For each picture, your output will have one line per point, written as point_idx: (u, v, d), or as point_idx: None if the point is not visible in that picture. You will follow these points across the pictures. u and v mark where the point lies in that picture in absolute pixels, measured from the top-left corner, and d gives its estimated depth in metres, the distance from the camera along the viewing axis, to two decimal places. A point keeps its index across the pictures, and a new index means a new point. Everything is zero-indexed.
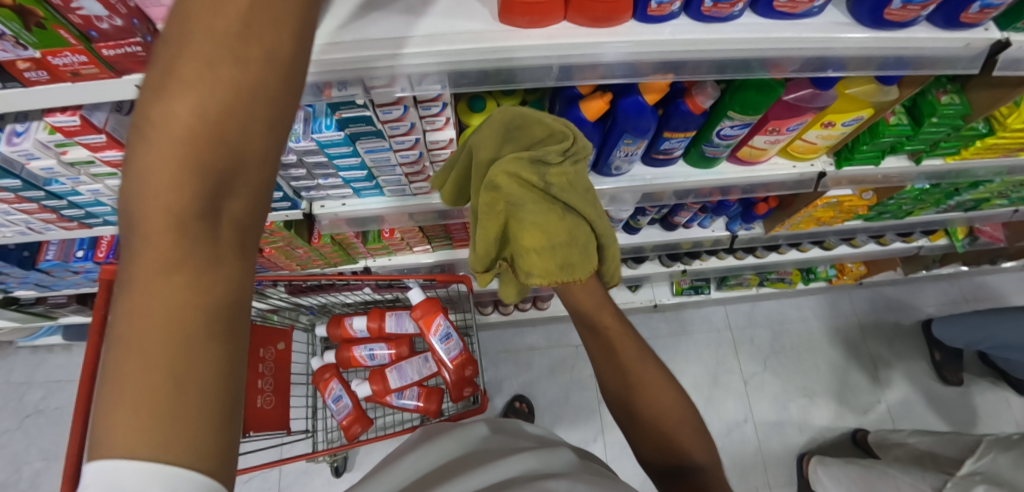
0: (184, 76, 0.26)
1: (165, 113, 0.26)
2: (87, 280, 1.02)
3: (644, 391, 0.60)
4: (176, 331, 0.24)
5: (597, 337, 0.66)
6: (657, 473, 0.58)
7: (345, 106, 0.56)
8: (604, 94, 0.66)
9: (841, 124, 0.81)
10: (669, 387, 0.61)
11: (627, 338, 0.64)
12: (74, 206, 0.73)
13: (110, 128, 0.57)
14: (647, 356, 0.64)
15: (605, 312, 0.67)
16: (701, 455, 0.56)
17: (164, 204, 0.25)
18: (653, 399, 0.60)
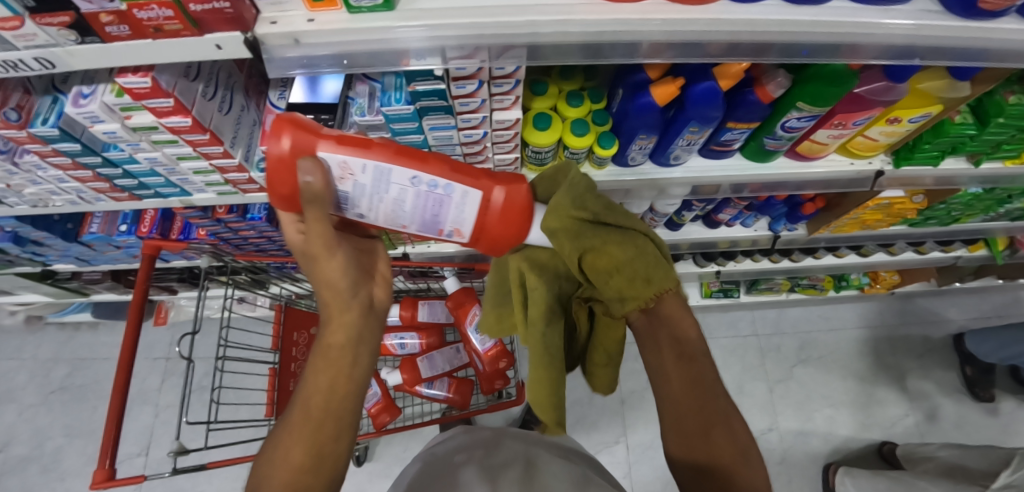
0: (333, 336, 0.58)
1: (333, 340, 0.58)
2: (126, 256, 1.02)
3: (723, 440, 0.50)
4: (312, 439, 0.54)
5: (678, 390, 0.53)
6: None
7: (420, 77, 0.54)
8: (675, 79, 0.64)
9: (907, 121, 0.79)
10: (746, 442, 0.51)
11: (715, 377, 0.53)
12: (129, 176, 0.72)
13: (178, 93, 0.56)
14: (733, 411, 0.52)
15: (699, 352, 0.55)
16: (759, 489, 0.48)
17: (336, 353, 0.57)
18: (720, 446, 0.50)
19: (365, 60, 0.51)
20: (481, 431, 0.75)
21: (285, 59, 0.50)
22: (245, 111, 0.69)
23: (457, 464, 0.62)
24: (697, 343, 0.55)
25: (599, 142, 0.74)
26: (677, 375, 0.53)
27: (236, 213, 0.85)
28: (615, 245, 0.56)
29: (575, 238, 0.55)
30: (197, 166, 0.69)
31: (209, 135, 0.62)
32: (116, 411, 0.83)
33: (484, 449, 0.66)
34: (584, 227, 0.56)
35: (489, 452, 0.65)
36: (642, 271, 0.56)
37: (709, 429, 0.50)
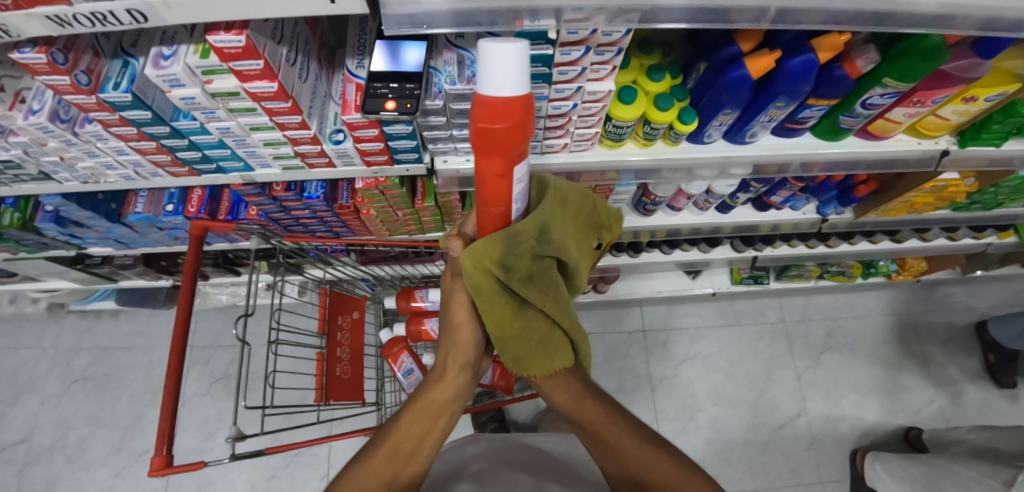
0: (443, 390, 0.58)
1: (444, 389, 0.58)
2: (168, 238, 0.98)
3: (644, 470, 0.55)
4: (403, 456, 0.53)
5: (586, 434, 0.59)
6: None
7: (530, 41, 0.52)
8: (771, 51, 0.63)
9: (983, 100, 0.78)
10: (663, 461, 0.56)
11: (608, 409, 0.59)
12: (193, 149, 0.69)
13: (267, 56, 0.53)
14: (626, 421, 0.59)
15: (586, 400, 0.60)
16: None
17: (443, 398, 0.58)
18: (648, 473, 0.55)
19: (476, 19, 0.48)
20: (489, 452, 0.72)
21: (397, 15, 0.47)
22: (319, 81, 0.66)
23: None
24: (578, 398, 0.60)
25: (679, 118, 0.73)
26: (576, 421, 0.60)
27: (293, 191, 0.82)
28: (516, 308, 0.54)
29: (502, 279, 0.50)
30: (270, 137, 0.66)
31: (291, 103, 0.59)
32: (170, 395, 0.80)
33: (484, 475, 0.64)
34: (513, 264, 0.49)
35: (489, 480, 0.62)
36: (528, 353, 0.57)
37: (618, 453, 0.56)
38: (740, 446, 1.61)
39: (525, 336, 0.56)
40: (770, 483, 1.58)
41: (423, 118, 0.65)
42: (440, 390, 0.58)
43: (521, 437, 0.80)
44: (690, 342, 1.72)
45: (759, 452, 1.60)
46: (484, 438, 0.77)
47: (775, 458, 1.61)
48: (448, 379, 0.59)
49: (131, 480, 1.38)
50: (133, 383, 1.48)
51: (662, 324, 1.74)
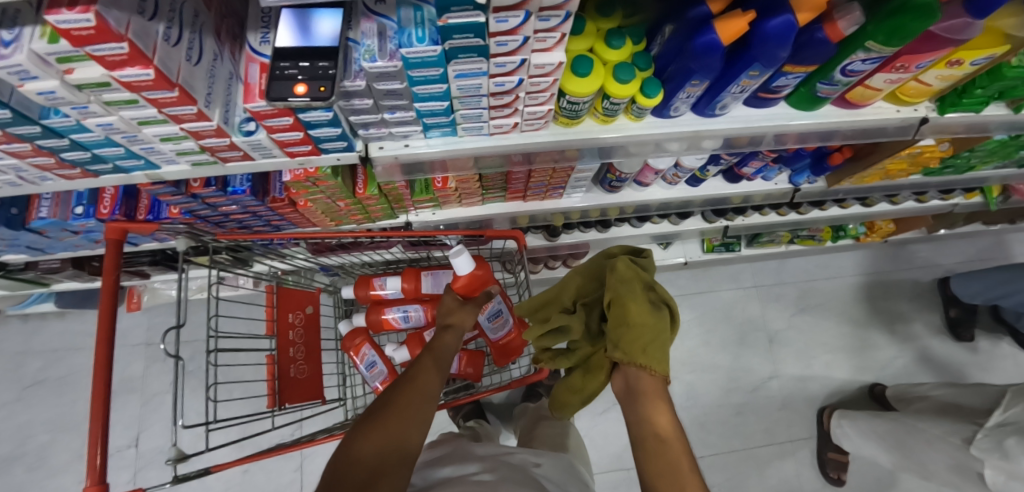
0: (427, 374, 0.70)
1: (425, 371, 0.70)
2: (88, 241, 0.88)
3: (674, 458, 0.57)
4: (402, 422, 0.60)
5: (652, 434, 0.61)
6: None
7: (455, 8, 0.42)
8: (746, 12, 0.55)
9: (969, 63, 0.72)
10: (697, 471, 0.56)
11: (676, 425, 0.62)
12: (78, 148, 0.58)
13: (133, 36, 0.43)
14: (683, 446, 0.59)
15: (660, 407, 0.64)
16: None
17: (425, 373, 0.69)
18: (683, 471, 0.55)
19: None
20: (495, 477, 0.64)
21: None
22: (220, 60, 0.56)
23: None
24: (660, 407, 0.64)
25: (642, 90, 0.64)
26: (632, 402, 0.67)
27: (214, 187, 0.72)
28: (634, 297, 0.71)
29: (612, 285, 0.73)
30: (165, 132, 0.56)
31: (179, 91, 0.49)
32: (98, 420, 0.72)
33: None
34: (631, 283, 0.73)
35: None
36: (643, 340, 0.68)
37: (673, 461, 0.57)
38: (715, 411, 1.64)
39: (641, 318, 0.69)
40: (745, 444, 1.62)
41: (345, 101, 0.56)
42: (422, 368, 0.70)
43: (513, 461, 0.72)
44: None
45: (734, 415, 1.64)
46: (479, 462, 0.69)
47: (750, 420, 1.65)
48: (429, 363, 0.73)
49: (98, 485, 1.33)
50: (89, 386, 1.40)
51: None
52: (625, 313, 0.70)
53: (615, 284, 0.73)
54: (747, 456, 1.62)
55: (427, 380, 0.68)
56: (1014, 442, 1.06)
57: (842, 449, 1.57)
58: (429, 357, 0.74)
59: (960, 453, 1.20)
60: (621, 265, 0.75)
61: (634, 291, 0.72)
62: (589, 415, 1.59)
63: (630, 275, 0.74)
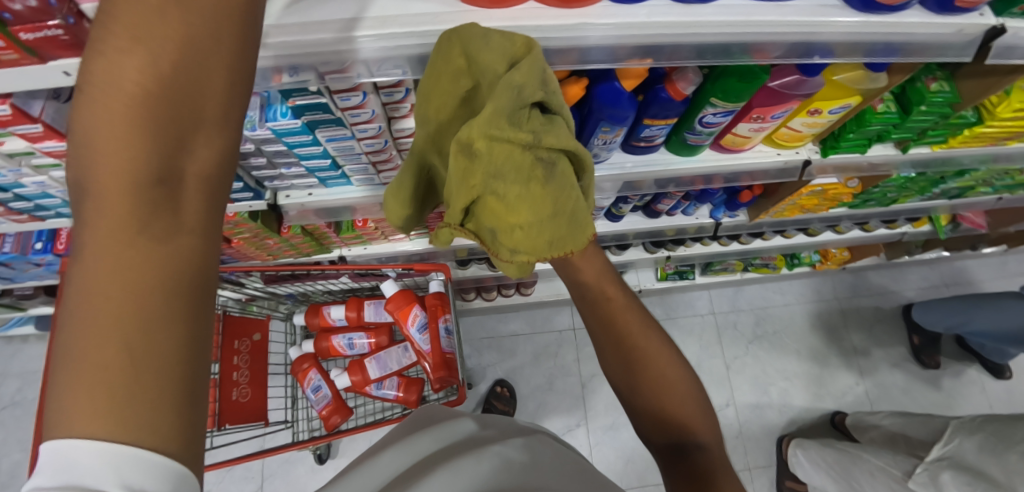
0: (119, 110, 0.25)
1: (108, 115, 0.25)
2: (50, 272, 0.98)
3: (644, 351, 0.57)
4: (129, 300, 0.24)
5: (616, 336, 0.58)
6: (657, 450, 0.55)
7: (298, 93, 0.52)
8: (579, 78, 0.63)
9: (829, 111, 0.79)
10: (693, 403, 0.56)
11: (639, 316, 0.59)
12: (22, 199, 0.68)
13: (47, 118, 0.53)
14: (651, 329, 0.59)
15: (606, 282, 0.61)
16: (708, 436, 0.54)
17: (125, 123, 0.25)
18: (663, 374, 0.56)
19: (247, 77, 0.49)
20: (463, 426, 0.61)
21: None
22: None
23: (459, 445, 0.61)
24: (610, 288, 0.60)
25: None
26: (614, 354, 0.59)
27: None
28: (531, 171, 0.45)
29: (463, 183, 0.44)
30: None
31: None
32: None
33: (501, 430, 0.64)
34: (504, 167, 0.43)
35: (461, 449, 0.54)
36: (551, 232, 0.47)
37: (640, 360, 0.57)
38: None
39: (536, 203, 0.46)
40: None
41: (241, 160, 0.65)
42: (117, 94, 0.25)
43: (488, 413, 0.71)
44: None
45: None
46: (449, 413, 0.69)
47: None
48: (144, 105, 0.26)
49: None
50: None
51: None
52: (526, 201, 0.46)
53: (465, 179, 0.44)
54: None
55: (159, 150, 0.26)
56: (948, 478, 1.07)
57: (798, 479, 1.57)
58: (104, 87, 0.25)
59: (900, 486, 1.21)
60: (472, 137, 0.42)
61: (517, 176, 0.43)
62: None
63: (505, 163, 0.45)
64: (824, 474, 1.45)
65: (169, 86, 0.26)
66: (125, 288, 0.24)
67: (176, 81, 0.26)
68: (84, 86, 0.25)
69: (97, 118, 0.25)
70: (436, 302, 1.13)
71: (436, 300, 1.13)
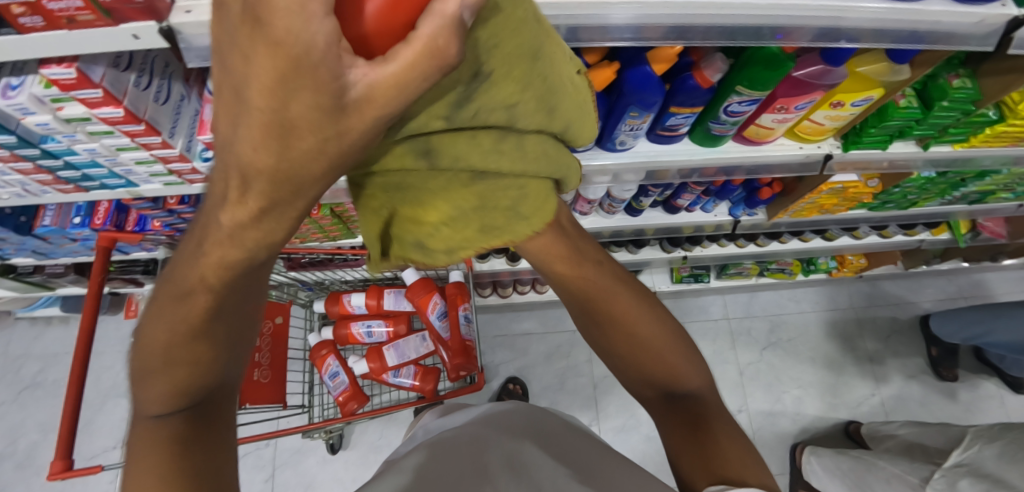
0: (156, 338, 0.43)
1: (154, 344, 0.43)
2: (84, 248, 1.01)
3: (619, 315, 0.56)
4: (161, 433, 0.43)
5: (592, 315, 0.58)
6: (649, 404, 0.58)
7: None
8: (609, 63, 0.65)
9: (852, 104, 0.80)
10: (683, 354, 0.57)
11: (615, 279, 0.58)
12: (71, 168, 0.71)
13: (108, 84, 0.56)
14: (627, 288, 0.58)
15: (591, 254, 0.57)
16: (696, 383, 0.56)
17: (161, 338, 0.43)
18: (639, 331, 0.56)
19: None
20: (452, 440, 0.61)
21: (203, 47, 0.50)
22: (186, 100, 0.69)
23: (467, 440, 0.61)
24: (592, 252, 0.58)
25: None
26: (601, 329, 0.58)
27: (187, 204, 0.85)
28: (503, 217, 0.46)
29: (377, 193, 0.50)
30: (139, 156, 0.69)
31: (145, 126, 0.62)
32: (72, 403, 0.83)
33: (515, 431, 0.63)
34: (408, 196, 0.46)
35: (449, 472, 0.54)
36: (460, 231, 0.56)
37: (618, 329, 0.57)
38: None
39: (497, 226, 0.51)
40: None
41: None
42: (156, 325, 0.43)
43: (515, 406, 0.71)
44: None
45: None
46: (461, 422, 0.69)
47: None
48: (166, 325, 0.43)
49: (80, 484, 1.42)
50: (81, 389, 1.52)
51: None
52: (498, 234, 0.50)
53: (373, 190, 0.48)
54: None
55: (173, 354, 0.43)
56: (966, 483, 1.06)
57: (812, 487, 1.54)
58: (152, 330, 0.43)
59: None
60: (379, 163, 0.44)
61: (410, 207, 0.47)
62: None
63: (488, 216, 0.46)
64: (838, 483, 1.43)
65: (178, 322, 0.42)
66: (157, 429, 0.43)
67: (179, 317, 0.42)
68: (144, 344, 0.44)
69: (148, 349, 0.44)
70: (455, 292, 1.14)
71: (456, 290, 1.14)
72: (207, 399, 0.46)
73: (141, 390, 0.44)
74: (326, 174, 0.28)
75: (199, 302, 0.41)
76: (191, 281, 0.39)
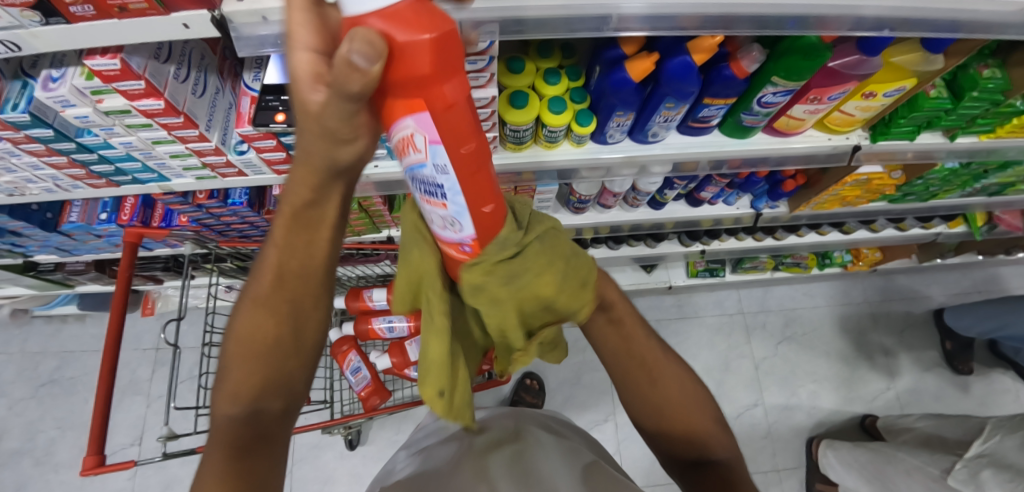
0: (249, 322, 0.48)
1: (246, 328, 0.48)
2: (108, 244, 1.01)
3: (666, 377, 0.61)
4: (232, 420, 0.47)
5: (642, 373, 0.61)
6: (681, 466, 0.63)
7: None
8: (649, 54, 0.64)
9: (883, 96, 0.80)
10: (713, 424, 0.63)
11: (660, 346, 0.63)
12: (105, 162, 0.71)
13: (149, 75, 0.56)
14: (669, 353, 0.64)
15: (627, 318, 0.62)
16: (724, 450, 0.62)
17: (255, 325, 0.48)
18: (682, 396, 0.61)
19: None
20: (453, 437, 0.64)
21: (251, 38, 0.48)
22: (220, 94, 0.69)
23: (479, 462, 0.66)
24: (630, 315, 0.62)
25: (577, 120, 0.74)
26: (641, 389, 0.61)
27: (216, 198, 0.85)
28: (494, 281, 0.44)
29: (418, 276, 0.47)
30: (174, 149, 0.68)
31: (184, 118, 0.62)
32: (102, 398, 0.82)
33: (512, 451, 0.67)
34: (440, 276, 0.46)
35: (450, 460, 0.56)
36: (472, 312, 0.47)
37: (660, 387, 0.61)
38: None
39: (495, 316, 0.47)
40: None
41: None
42: (253, 311, 0.48)
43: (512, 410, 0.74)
44: None
45: None
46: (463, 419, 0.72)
47: None
48: (262, 308, 0.48)
49: (99, 480, 1.42)
50: None
51: None
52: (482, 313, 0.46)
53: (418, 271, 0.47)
54: None
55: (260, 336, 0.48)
56: (989, 474, 1.05)
57: (829, 480, 1.54)
58: (247, 316, 0.48)
59: (937, 484, 1.18)
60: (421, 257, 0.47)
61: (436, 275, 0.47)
62: None
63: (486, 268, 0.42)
64: (856, 475, 1.43)
65: (273, 306, 0.48)
66: (226, 418, 0.47)
67: (273, 301, 0.48)
68: (236, 329, 0.49)
69: (240, 333, 0.49)
70: None
71: None
72: (267, 405, 0.49)
73: (225, 372, 0.49)
74: (321, 156, 0.37)
75: (292, 282, 0.47)
76: (269, 242, 0.47)
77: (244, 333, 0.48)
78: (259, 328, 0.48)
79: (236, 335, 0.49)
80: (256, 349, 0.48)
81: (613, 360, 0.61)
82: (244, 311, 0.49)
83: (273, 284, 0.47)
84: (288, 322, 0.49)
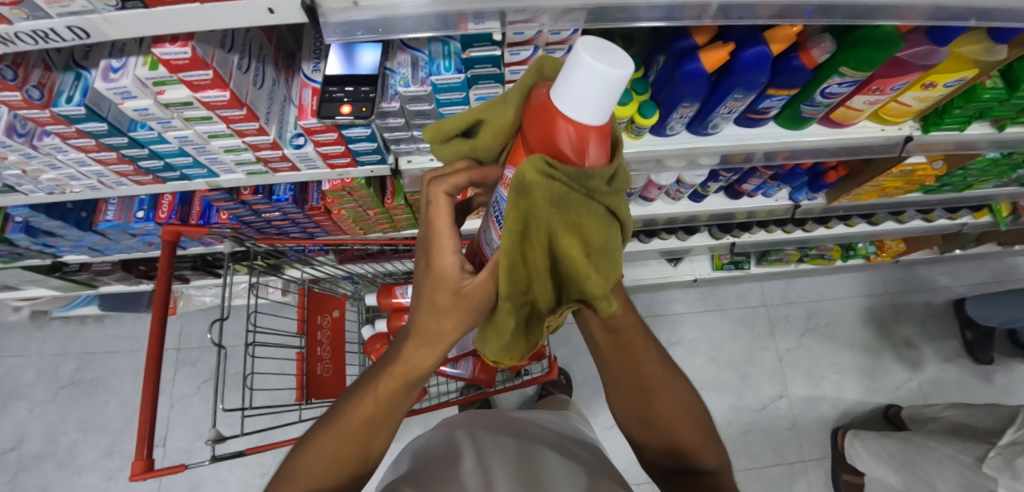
0: (332, 446, 0.55)
1: (325, 448, 0.55)
2: (141, 243, 0.99)
3: (655, 386, 0.61)
4: None
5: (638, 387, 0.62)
6: (664, 474, 0.63)
7: (476, 44, 0.53)
8: (725, 43, 0.63)
9: (942, 85, 0.79)
10: (706, 436, 0.62)
11: (657, 352, 0.62)
12: (154, 157, 0.69)
13: (216, 65, 0.53)
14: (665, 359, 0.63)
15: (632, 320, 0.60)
16: (714, 462, 0.61)
17: (338, 450, 0.55)
18: (670, 406, 0.62)
19: (431, 23, 0.49)
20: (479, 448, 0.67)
21: (335, 24, 0.48)
22: (277, 85, 0.66)
23: (449, 461, 0.63)
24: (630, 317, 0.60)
25: (640, 111, 0.73)
26: (631, 398, 0.63)
27: (261, 195, 0.83)
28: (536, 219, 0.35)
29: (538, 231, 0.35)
30: (229, 144, 0.66)
31: (246, 110, 0.59)
32: (149, 399, 0.80)
33: (493, 457, 0.64)
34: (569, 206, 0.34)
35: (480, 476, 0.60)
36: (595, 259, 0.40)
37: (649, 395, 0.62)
38: (724, 429, 1.64)
39: (513, 280, 0.38)
40: (753, 463, 1.61)
41: (381, 120, 0.65)
42: (339, 434, 0.56)
43: (518, 418, 0.79)
44: (673, 327, 1.75)
45: (743, 434, 1.63)
46: (474, 424, 0.75)
47: (759, 439, 1.64)
48: (345, 439, 0.55)
49: (124, 482, 1.40)
50: (120, 387, 1.49)
51: (646, 311, 1.76)
52: (511, 263, 0.37)
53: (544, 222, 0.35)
54: (756, 476, 1.60)
55: (335, 461, 0.55)
56: None
57: (855, 470, 1.54)
58: (330, 439, 0.56)
59: (970, 472, 1.17)
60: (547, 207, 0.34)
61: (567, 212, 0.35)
62: (598, 428, 1.61)
63: (554, 186, 0.32)
64: (884, 464, 1.43)
65: (358, 437, 0.56)
66: None
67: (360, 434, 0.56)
68: (315, 444, 0.56)
69: (320, 450, 0.56)
70: None
71: None
72: None
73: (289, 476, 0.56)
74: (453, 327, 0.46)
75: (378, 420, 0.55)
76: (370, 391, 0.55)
77: (323, 453, 0.55)
78: (339, 453, 0.55)
79: (311, 449, 0.56)
80: (334, 465, 0.55)
81: (609, 359, 0.62)
82: (327, 435, 0.56)
83: (363, 423, 0.55)
84: (360, 458, 0.57)
